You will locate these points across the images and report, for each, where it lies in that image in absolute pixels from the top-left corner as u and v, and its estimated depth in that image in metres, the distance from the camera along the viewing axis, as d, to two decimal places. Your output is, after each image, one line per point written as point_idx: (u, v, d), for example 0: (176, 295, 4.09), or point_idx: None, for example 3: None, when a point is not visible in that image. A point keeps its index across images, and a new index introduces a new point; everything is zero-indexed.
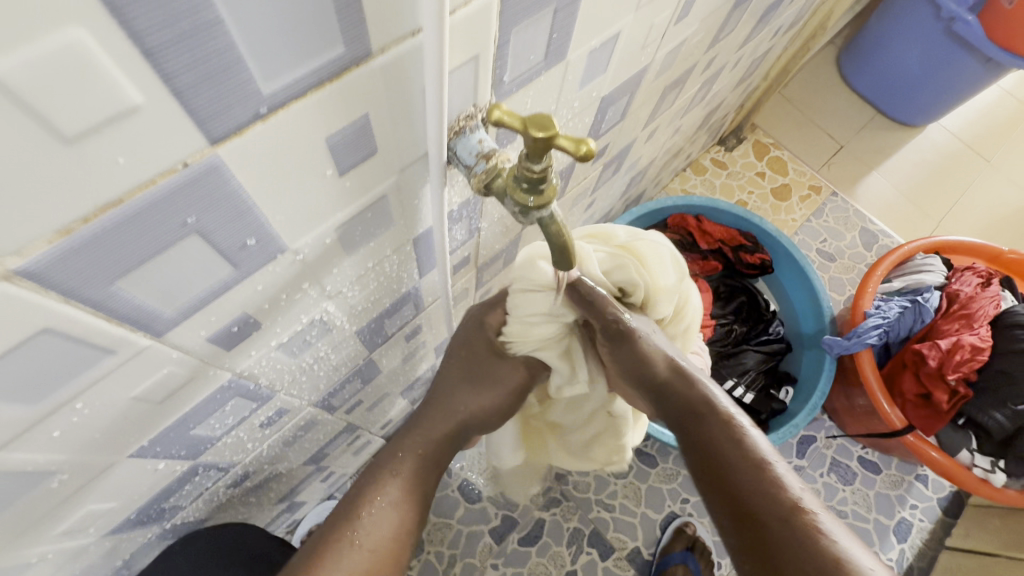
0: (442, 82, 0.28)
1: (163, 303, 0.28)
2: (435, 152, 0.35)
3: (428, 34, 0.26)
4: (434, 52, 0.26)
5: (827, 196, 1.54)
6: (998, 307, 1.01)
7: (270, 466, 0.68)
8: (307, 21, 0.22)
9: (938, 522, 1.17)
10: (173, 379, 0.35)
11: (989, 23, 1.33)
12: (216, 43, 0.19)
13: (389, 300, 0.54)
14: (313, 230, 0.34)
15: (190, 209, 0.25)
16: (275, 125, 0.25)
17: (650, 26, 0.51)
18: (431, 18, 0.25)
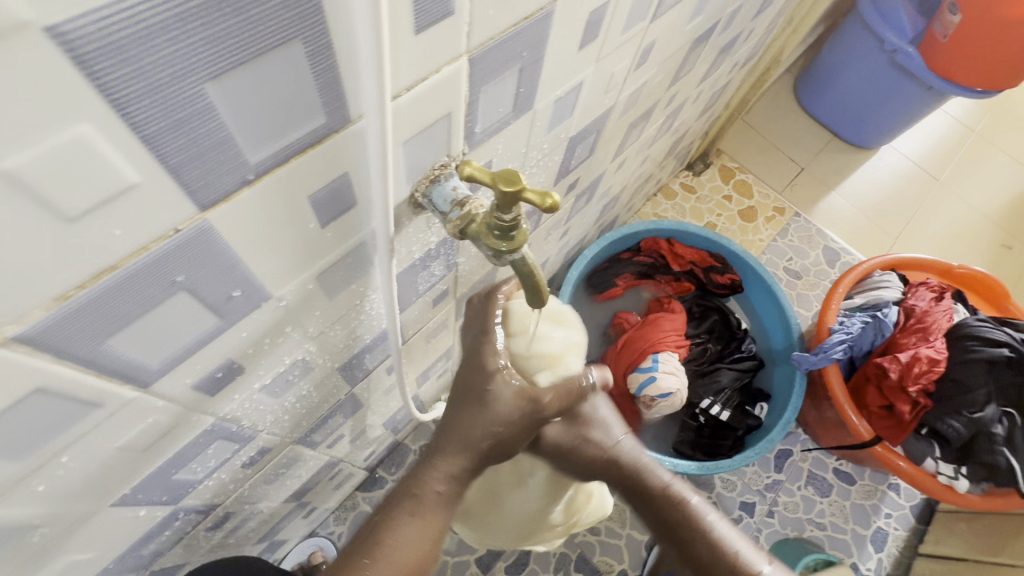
0: (387, 165, 0.31)
1: (152, 356, 0.29)
2: (383, 229, 0.37)
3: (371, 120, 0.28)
4: (380, 136, 0.28)
5: (791, 217, 1.61)
6: (951, 319, 1.07)
7: (251, 505, 0.68)
8: (292, 101, 0.24)
9: (912, 530, 1.21)
10: (159, 427, 0.35)
11: (928, 55, 1.42)
12: (208, 125, 0.22)
13: (369, 337, 0.55)
14: (296, 278, 0.35)
15: (179, 269, 0.26)
16: (262, 188, 0.26)
17: (611, 73, 0.55)
18: (373, 108, 0.27)
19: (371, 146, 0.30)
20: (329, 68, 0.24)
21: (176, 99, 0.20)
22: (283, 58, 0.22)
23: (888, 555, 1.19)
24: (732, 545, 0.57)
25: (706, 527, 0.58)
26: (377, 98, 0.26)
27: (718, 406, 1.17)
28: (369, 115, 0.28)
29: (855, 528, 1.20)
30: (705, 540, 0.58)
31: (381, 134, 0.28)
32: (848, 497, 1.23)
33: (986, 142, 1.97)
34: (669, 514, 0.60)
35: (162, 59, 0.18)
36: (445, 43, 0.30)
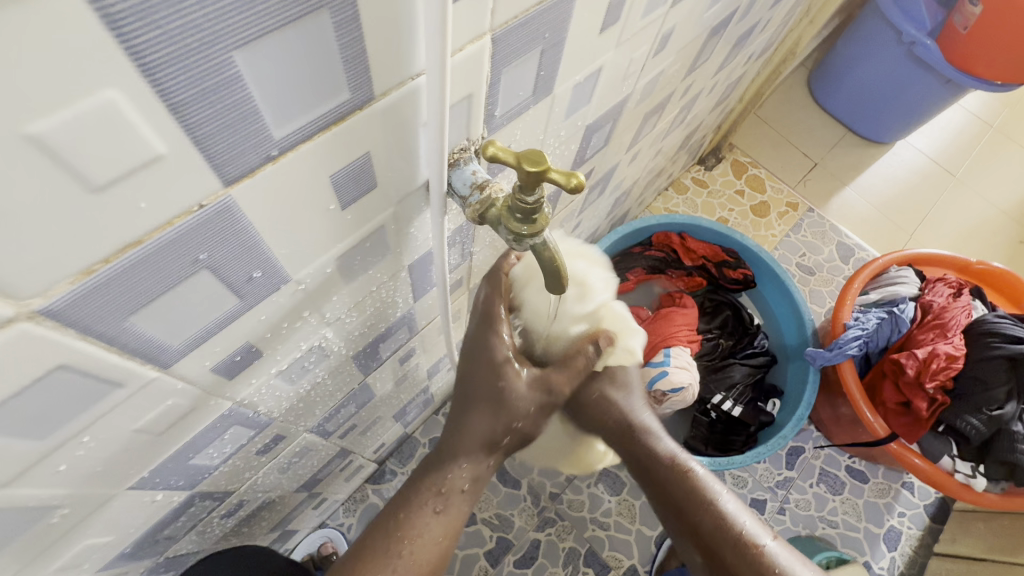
0: (444, 122, 0.30)
1: (173, 336, 0.29)
2: (436, 182, 0.36)
3: (429, 79, 0.27)
4: (436, 94, 0.28)
5: (804, 212, 1.59)
6: (970, 315, 1.05)
7: (265, 494, 0.68)
8: (320, 73, 0.24)
9: (925, 529, 1.20)
10: (177, 410, 0.35)
11: (947, 49, 1.40)
12: (235, 95, 0.21)
13: (384, 326, 0.55)
14: (315, 261, 0.35)
15: (201, 246, 0.26)
16: (285, 165, 0.26)
17: (630, 59, 0.54)
18: (433, 63, 0.26)
19: (428, 105, 0.29)
20: (357, 41, 0.24)
21: (203, 67, 0.19)
22: (311, 28, 0.22)
23: (902, 554, 1.17)
24: (740, 524, 0.56)
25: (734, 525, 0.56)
26: (438, 50, 0.25)
27: (730, 402, 1.16)
28: (427, 74, 0.27)
29: (868, 526, 1.19)
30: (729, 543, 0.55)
31: (438, 94, 0.28)
32: (861, 495, 1.21)
33: (1005, 137, 1.94)
34: (690, 511, 0.57)
35: (193, 23, 0.18)
36: (469, 21, 0.30)
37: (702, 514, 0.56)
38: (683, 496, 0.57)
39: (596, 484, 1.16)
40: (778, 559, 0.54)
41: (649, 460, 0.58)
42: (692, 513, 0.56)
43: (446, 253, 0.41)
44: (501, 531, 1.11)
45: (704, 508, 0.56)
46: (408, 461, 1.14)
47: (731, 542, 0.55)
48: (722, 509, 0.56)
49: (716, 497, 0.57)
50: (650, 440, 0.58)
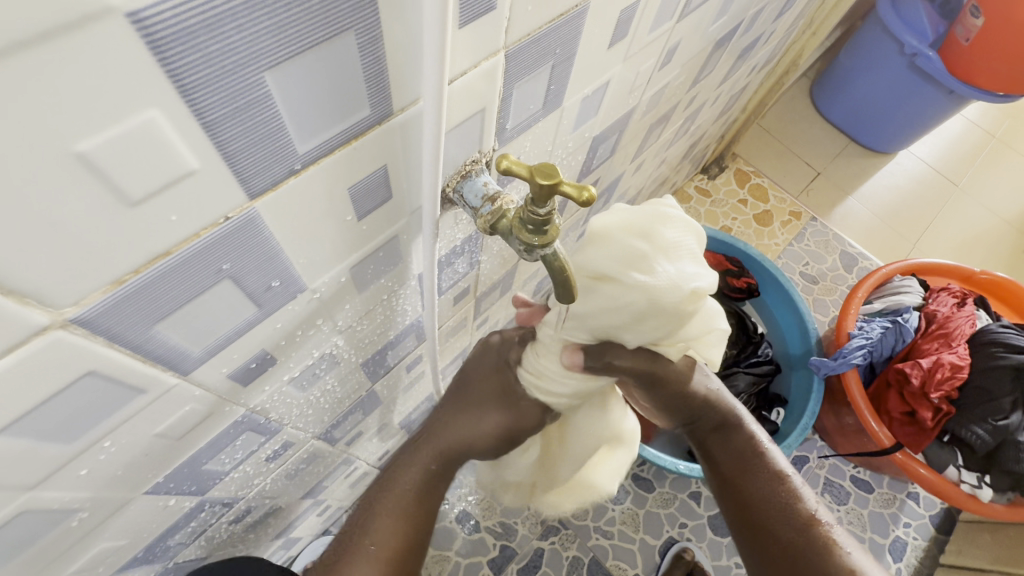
0: (440, 146, 0.30)
1: (194, 343, 0.30)
2: (429, 208, 0.37)
3: (427, 105, 0.28)
4: (434, 120, 0.28)
5: (807, 221, 1.60)
6: (974, 325, 1.06)
7: (272, 500, 0.68)
8: (342, 91, 0.24)
9: (931, 540, 1.19)
10: (194, 416, 0.36)
11: (949, 60, 1.41)
12: (264, 113, 0.22)
13: (393, 333, 0.56)
14: (330, 271, 0.36)
15: (225, 257, 0.27)
16: (307, 178, 0.27)
17: (637, 73, 0.55)
18: (432, 92, 0.27)
19: (425, 131, 0.29)
20: (377, 61, 0.25)
21: (237, 88, 0.20)
22: (335, 50, 0.23)
23: (908, 565, 1.17)
24: (806, 504, 0.55)
25: (800, 500, 0.55)
26: (436, 82, 0.26)
27: None
28: (426, 101, 0.28)
29: (873, 537, 1.18)
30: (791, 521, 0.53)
31: (436, 117, 0.28)
32: (866, 506, 1.21)
33: (1007, 147, 1.94)
34: (758, 481, 0.55)
35: (230, 47, 0.19)
36: (483, 39, 0.30)
37: (765, 487, 0.55)
38: (753, 467, 0.56)
39: None
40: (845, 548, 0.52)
41: (716, 427, 0.57)
42: (755, 490, 0.55)
43: (437, 274, 0.41)
44: (505, 538, 1.11)
45: (772, 489, 0.55)
46: None
47: (799, 521, 0.53)
48: (787, 485, 0.55)
49: (784, 472, 0.56)
50: (718, 411, 0.56)
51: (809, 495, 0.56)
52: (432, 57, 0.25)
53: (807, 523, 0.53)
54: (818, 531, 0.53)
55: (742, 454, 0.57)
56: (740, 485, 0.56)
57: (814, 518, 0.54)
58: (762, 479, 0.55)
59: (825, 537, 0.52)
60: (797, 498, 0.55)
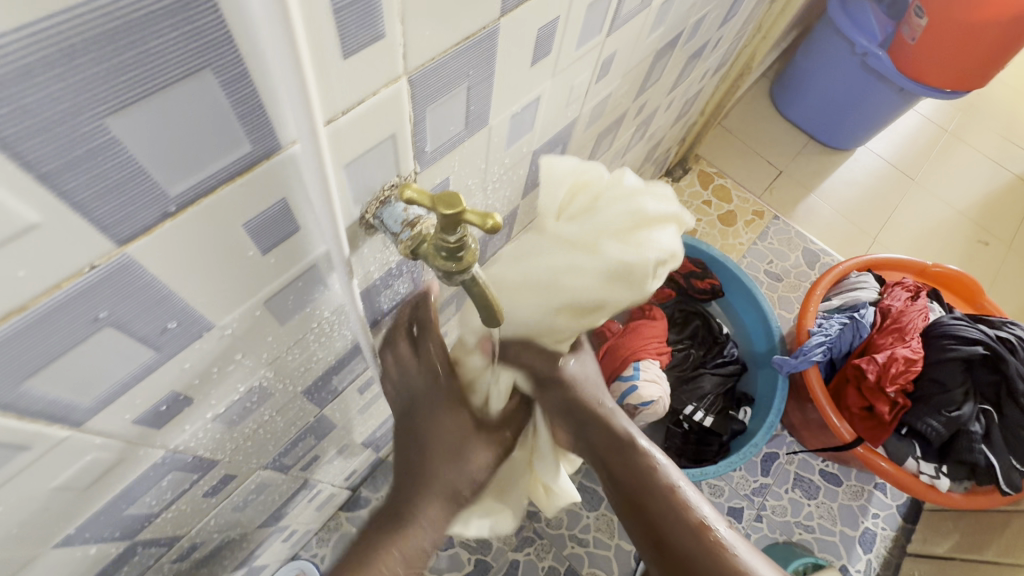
0: (328, 182, 0.30)
1: (80, 394, 0.28)
2: (335, 248, 0.37)
3: (303, 146, 0.28)
4: (316, 158, 0.28)
5: (770, 220, 1.63)
6: (927, 319, 1.08)
7: (222, 533, 0.66)
8: (210, 129, 0.23)
9: (899, 529, 1.21)
10: (99, 465, 0.34)
11: (898, 59, 1.45)
12: (115, 159, 0.21)
13: (334, 358, 0.55)
14: (240, 306, 0.35)
15: (101, 304, 0.25)
16: (186, 221, 0.26)
17: (571, 86, 0.55)
18: (305, 132, 0.27)
19: (307, 168, 0.29)
20: (249, 97, 0.24)
21: (73, 136, 0.19)
22: (195, 89, 0.22)
23: (877, 555, 1.19)
24: (699, 512, 0.55)
25: (690, 506, 0.55)
26: (306, 121, 0.26)
27: (701, 412, 1.17)
28: (301, 142, 0.28)
29: (843, 529, 1.20)
30: (675, 514, 0.55)
31: (318, 158, 0.28)
32: (835, 499, 1.23)
33: (958, 140, 2.01)
34: (639, 490, 0.57)
35: (48, 96, 0.18)
36: (379, 64, 0.30)
37: (662, 501, 0.56)
38: (640, 478, 0.57)
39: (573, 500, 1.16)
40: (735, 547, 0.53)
41: (609, 446, 0.60)
42: (646, 500, 0.56)
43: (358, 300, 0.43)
44: (479, 552, 1.10)
45: (663, 497, 0.56)
46: (382, 487, 1.12)
47: (688, 528, 0.54)
48: (680, 497, 0.56)
49: (674, 483, 0.57)
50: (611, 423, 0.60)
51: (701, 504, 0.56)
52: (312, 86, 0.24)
53: (697, 527, 0.54)
54: (710, 538, 0.53)
55: (627, 467, 0.58)
56: (632, 493, 0.58)
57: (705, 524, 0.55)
58: (651, 490, 0.56)
59: (716, 543, 0.53)
60: (689, 508, 0.55)
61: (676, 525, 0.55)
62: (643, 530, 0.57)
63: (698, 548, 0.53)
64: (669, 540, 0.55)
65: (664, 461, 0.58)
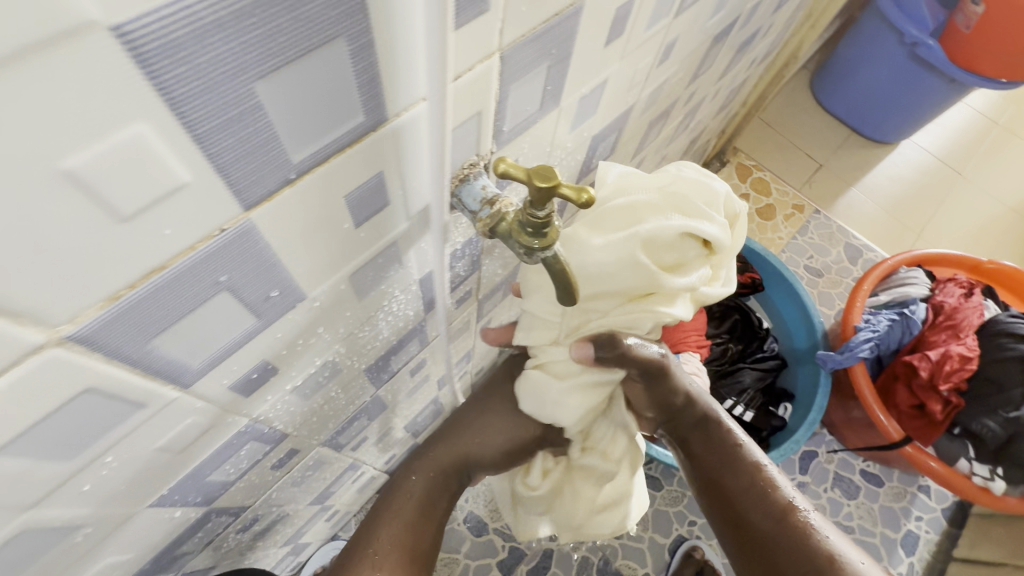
0: (444, 143, 0.32)
1: (193, 356, 0.30)
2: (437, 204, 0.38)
3: (430, 103, 0.29)
4: (438, 114, 0.30)
5: (811, 214, 1.59)
6: (982, 316, 1.04)
7: (278, 508, 0.68)
8: (333, 98, 0.24)
9: (944, 533, 1.18)
10: (195, 428, 0.36)
11: (951, 48, 1.40)
12: (255, 124, 0.22)
13: (396, 338, 0.56)
14: (328, 279, 0.36)
15: (221, 269, 0.26)
16: (301, 189, 0.27)
17: (634, 70, 0.55)
18: (434, 87, 0.28)
19: (428, 126, 0.31)
20: (371, 66, 0.25)
21: (227, 99, 0.20)
22: (328, 57, 0.22)
23: (920, 559, 1.15)
24: (785, 493, 0.52)
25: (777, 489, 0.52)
26: (439, 76, 0.27)
27: (741, 407, 1.16)
28: (427, 99, 0.29)
29: (884, 531, 1.17)
30: (759, 498, 0.52)
31: (440, 114, 0.30)
32: (876, 500, 1.20)
33: (1011, 134, 1.92)
34: (719, 470, 0.55)
35: (216, 58, 0.18)
36: (479, 39, 0.30)
37: (743, 479, 0.53)
38: (722, 458, 0.55)
39: None
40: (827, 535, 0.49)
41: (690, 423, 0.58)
42: (727, 482, 0.54)
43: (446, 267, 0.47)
44: (514, 540, 1.11)
45: (745, 478, 0.53)
46: None
47: (772, 511, 0.51)
48: (764, 476, 0.53)
49: (761, 464, 0.54)
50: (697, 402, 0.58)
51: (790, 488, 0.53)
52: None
53: (783, 510, 0.51)
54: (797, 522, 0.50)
55: (707, 446, 0.57)
56: (713, 474, 0.55)
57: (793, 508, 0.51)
58: (736, 470, 0.54)
59: (805, 529, 0.49)
60: (776, 489, 0.52)
61: (758, 504, 0.51)
62: (722, 515, 0.54)
63: (782, 532, 0.50)
64: (751, 523, 0.51)
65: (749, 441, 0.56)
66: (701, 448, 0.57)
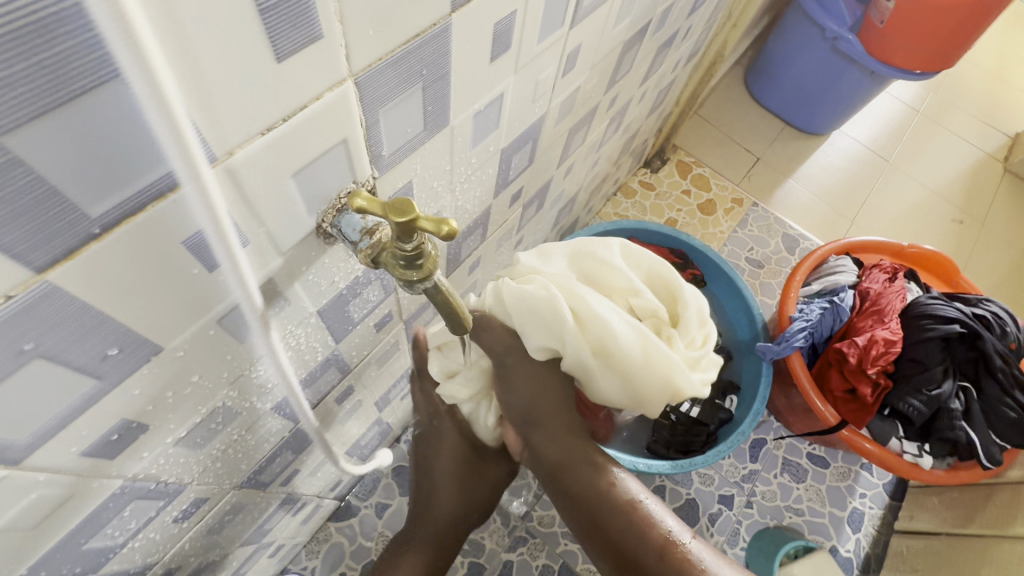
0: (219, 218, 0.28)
1: (15, 430, 0.27)
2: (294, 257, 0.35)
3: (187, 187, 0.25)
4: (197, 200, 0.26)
5: (749, 207, 1.63)
6: (905, 299, 1.09)
7: (200, 556, 0.64)
8: (129, 146, 0.22)
9: (886, 507, 1.23)
10: (46, 502, 0.32)
11: (866, 41, 1.46)
12: (19, 180, 0.19)
13: (305, 372, 0.53)
14: (189, 327, 0.33)
15: (26, 335, 0.24)
16: (114, 241, 0.24)
17: (535, 82, 0.54)
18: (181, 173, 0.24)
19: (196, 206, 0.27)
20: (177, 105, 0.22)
21: None
22: (107, 103, 0.20)
23: (866, 535, 1.20)
24: (662, 526, 0.52)
25: (653, 522, 0.52)
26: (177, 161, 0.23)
27: (687, 402, 1.17)
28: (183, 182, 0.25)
29: (832, 510, 1.21)
30: (639, 535, 0.51)
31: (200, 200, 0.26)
32: (823, 481, 1.24)
33: (933, 122, 2.03)
34: (599, 512, 0.52)
35: None
36: (323, 68, 0.28)
37: (621, 518, 0.51)
38: (601, 499, 0.52)
39: None
40: (700, 557, 0.51)
41: (562, 462, 0.54)
42: (609, 522, 0.52)
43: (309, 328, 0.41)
44: (472, 555, 1.09)
45: (624, 517, 0.51)
46: (370, 495, 1.11)
47: (654, 548, 0.50)
48: (641, 512, 0.52)
49: (637, 498, 0.52)
50: (569, 436, 0.54)
51: (665, 516, 0.53)
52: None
53: (663, 546, 0.50)
54: (676, 553, 0.50)
55: (583, 483, 0.53)
56: (592, 513, 0.52)
57: (670, 539, 0.51)
58: (613, 511, 0.52)
59: (684, 559, 0.50)
60: (653, 524, 0.51)
61: (640, 545, 0.51)
62: (605, 552, 0.53)
63: (663, 565, 0.50)
64: (634, 563, 0.51)
65: (622, 473, 0.54)
66: (575, 487, 0.53)
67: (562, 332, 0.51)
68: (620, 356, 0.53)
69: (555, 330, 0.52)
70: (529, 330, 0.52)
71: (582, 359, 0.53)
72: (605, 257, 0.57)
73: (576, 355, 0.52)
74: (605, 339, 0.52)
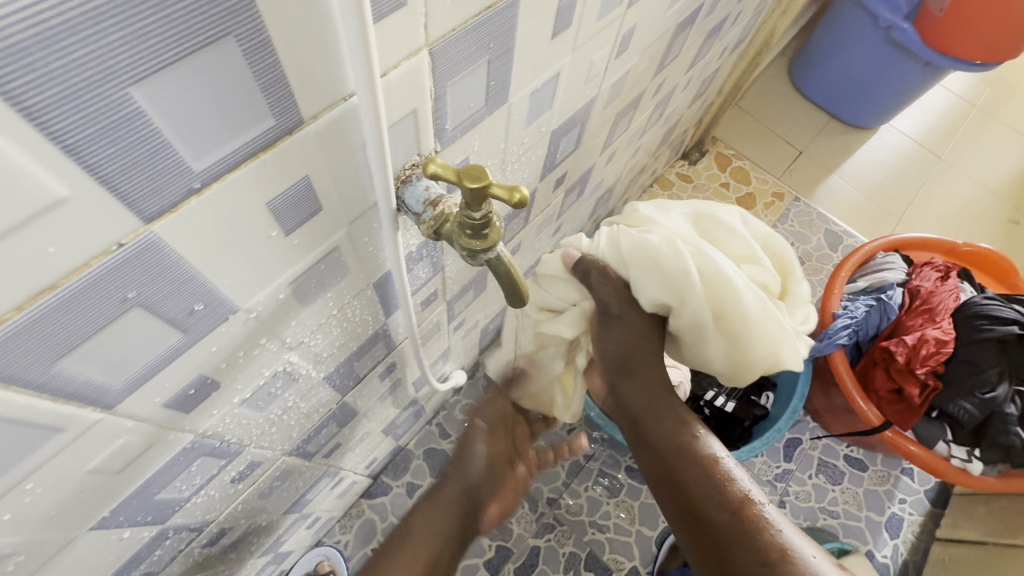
0: (382, 141, 0.30)
1: (113, 375, 0.29)
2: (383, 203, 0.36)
3: (362, 99, 0.27)
4: (371, 112, 0.28)
5: (790, 202, 1.59)
6: (958, 299, 1.04)
7: (248, 520, 0.67)
8: (235, 102, 0.23)
9: (927, 515, 1.19)
10: (131, 449, 0.34)
11: (923, 30, 1.40)
12: (141, 129, 0.21)
13: (356, 344, 0.55)
14: (263, 289, 0.34)
15: (130, 285, 0.25)
16: (212, 197, 0.25)
17: (590, 63, 0.54)
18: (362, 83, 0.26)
19: (363, 125, 0.29)
20: (277, 64, 0.23)
21: (99, 104, 0.19)
22: (218, 58, 0.21)
23: (904, 541, 1.16)
24: (740, 486, 0.49)
25: (729, 478, 0.49)
26: (364, 72, 0.25)
27: (723, 398, 1.16)
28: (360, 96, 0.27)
29: (869, 514, 1.18)
30: (714, 487, 0.48)
31: (372, 112, 0.28)
32: (860, 484, 1.20)
33: (990, 117, 1.94)
34: (676, 458, 0.51)
35: (79, 62, 0.18)
36: (403, 35, 0.29)
37: (697, 469, 0.49)
38: (680, 447, 0.51)
39: (593, 487, 1.16)
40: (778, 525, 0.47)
41: (648, 409, 0.54)
42: (684, 473, 0.50)
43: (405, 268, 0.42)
44: (500, 539, 1.10)
45: (700, 470, 0.49)
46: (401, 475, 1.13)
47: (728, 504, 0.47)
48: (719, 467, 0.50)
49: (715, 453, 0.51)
50: (656, 381, 0.54)
51: (744, 478, 0.50)
52: (353, 54, 0.25)
53: (738, 504, 0.47)
54: (752, 514, 0.47)
55: (664, 429, 0.52)
56: (668, 461, 0.51)
57: (748, 499, 0.48)
58: (692, 461, 0.50)
59: (760, 521, 0.46)
60: (730, 481, 0.49)
61: (712, 498, 0.48)
62: (676, 505, 0.50)
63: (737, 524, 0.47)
64: (706, 516, 0.48)
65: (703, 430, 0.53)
66: (654, 433, 0.53)
67: (680, 286, 0.51)
68: (741, 326, 0.53)
69: (672, 284, 0.52)
70: (641, 282, 0.52)
71: (698, 320, 0.53)
72: (726, 222, 0.59)
73: (697, 313, 0.52)
74: (726, 300, 0.52)
